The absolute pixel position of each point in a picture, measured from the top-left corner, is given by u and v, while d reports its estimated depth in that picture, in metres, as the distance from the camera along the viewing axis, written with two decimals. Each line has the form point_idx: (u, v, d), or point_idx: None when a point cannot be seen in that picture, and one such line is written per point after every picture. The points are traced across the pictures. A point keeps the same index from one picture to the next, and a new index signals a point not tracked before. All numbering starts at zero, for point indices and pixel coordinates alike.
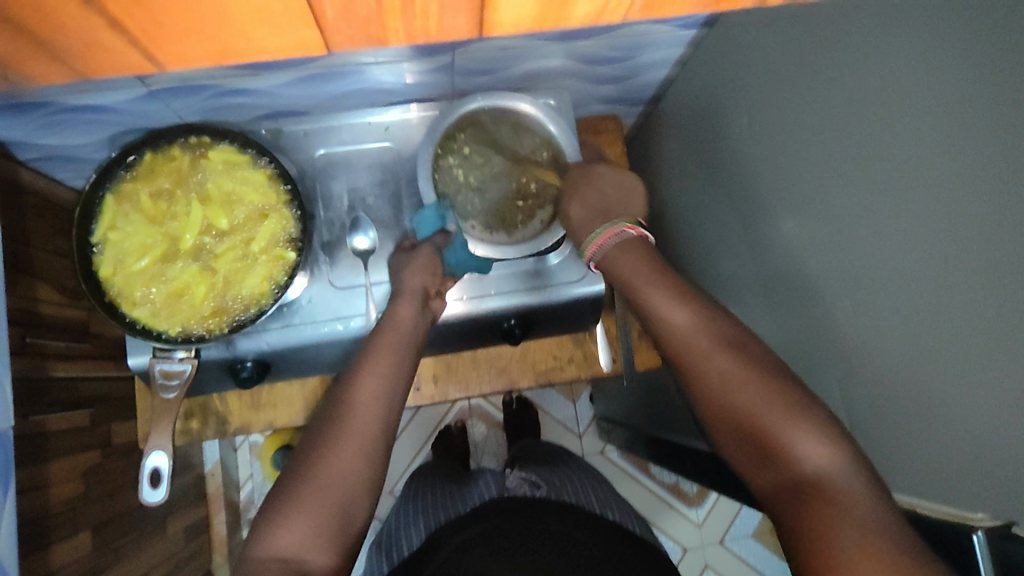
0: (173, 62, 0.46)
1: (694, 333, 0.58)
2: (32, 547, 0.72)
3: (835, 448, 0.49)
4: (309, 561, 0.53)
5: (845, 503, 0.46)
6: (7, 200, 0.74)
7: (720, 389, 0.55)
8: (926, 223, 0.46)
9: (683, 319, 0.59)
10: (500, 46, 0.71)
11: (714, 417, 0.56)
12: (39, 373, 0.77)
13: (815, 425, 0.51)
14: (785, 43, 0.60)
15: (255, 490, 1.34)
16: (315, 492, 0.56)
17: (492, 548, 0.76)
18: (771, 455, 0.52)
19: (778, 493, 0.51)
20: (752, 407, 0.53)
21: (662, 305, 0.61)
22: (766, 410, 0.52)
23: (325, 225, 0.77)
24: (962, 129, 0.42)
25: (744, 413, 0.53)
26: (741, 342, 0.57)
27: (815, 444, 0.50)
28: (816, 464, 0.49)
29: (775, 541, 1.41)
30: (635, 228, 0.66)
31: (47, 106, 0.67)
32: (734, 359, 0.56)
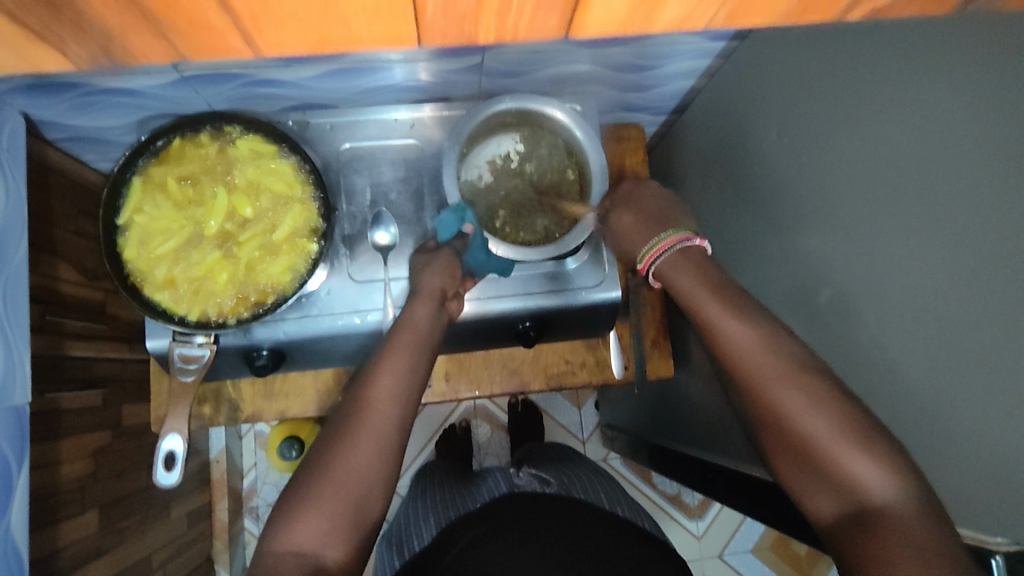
0: (269, 47, 0.43)
1: (756, 352, 0.57)
2: (40, 523, 0.72)
3: (903, 479, 0.48)
4: (326, 556, 0.54)
5: (903, 536, 0.45)
6: (34, 177, 0.75)
7: (786, 413, 0.54)
8: (955, 247, 0.46)
9: (739, 336, 0.58)
10: (530, 49, 0.71)
11: (777, 439, 0.55)
12: (56, 351, 0.77)
13: (875, 454, 0.49)
14: (816, 60, 0.60)
15: (257, 479, 1.34)
16: (333, 486, 0.57)
17: (503, 543, 0.77)
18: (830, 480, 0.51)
19: (840, 519, 0.50)
20: (809, 433, 0.52)
21: (722, 324, 0.60)
22: (835, 441, 0.51)
23: (346, 218, 0.77)
24: (994, 155, 0.42)
25: (812, 441, 0.52)
26: (803, 364, 0.55)
27: (875, 474, 0.49)
28: (880, 490, 0.48)
29: (775, 557, 1.41)
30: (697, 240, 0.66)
31: (80, 87, 0.67)
32: (796, 383, 0.54)
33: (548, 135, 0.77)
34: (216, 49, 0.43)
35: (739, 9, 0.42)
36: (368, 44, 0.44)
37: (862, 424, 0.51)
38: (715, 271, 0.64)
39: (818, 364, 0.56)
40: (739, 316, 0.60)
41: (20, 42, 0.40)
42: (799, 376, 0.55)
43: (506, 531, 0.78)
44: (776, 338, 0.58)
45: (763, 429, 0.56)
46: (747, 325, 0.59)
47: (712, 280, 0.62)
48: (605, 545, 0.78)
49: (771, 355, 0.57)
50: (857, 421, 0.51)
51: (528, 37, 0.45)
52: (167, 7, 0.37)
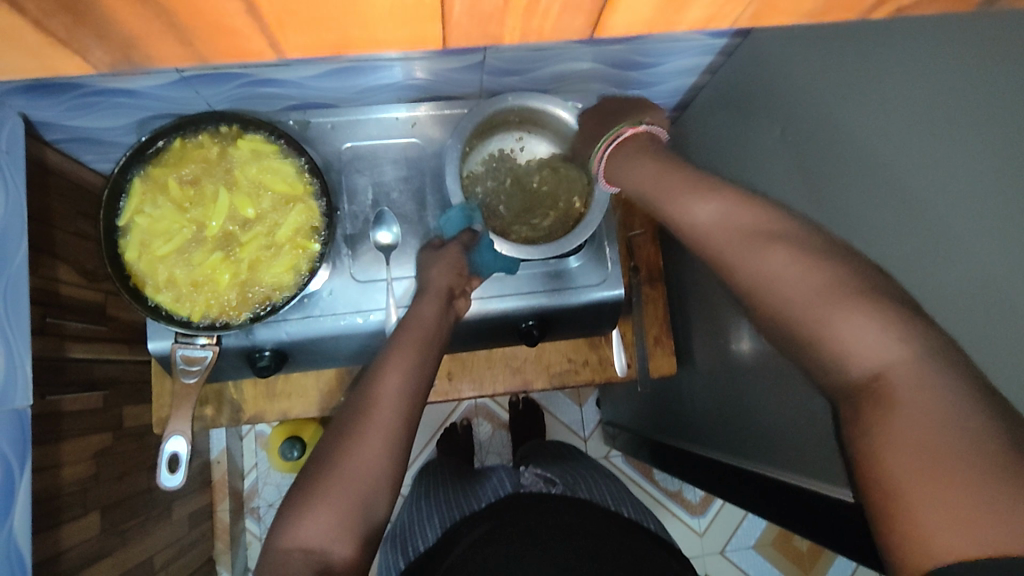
0: (288, 51, 0.43)
1: (729, 225, 0.50)
2: (42, 526, 0.72)
3: (898, 336, 0.39)
4: (333, 553, 0.54)
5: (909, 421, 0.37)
6: (33, 179, 0.74)
7: (767, 285, 0.46)
8: (962, 244, 0.46)
9: (711, 212, 0.51)
10: (532, 47, 0.71)
11: (768, 321, 0.47)
12: (56, 353, 0.77)
13: (864, 312, 0.41)
14: (819, 58, 0.60)
15: (259, 479, 1.34)
16: (340, 484, 0.57)
17: (504, 544, 0.77)
18: (816, 350, 0.43)
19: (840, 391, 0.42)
20: (783, 303, 0.45)
21: (687, 205, 0.53)
22: (814, 302, 0.43)
23: (348, 218, 0.77)
24: (1004, 152, 0.42)
25: (788, 312, 0.44)
26: (774, 226, 0.48)
27: (868, 334, 0.40)
28: (877, 349, 0.39)
29: (777, 553, 1.41)
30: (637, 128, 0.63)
31: (79, 89, 0.67)
32: (794, 257, 0.45)
33: (548, 134, 0.77)
34: (235, 54, 0.42)
35: (762, 10, 0.43)
36: (389, 46, 0.44)
37: (841, 271, 0.43)
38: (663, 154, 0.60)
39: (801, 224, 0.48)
40: (701, 193, 0.52)
41: (34, 50, 0.40)
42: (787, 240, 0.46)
43: (505, 534, 0.78)
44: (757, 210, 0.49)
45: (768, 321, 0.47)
46: (710, 202, 0.51)
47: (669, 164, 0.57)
48: (605, 548, 0.78)
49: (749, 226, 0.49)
50: (827, 274, 0.43)
51: (552, 39, 0.45)
52: (187, 13, 0.37)
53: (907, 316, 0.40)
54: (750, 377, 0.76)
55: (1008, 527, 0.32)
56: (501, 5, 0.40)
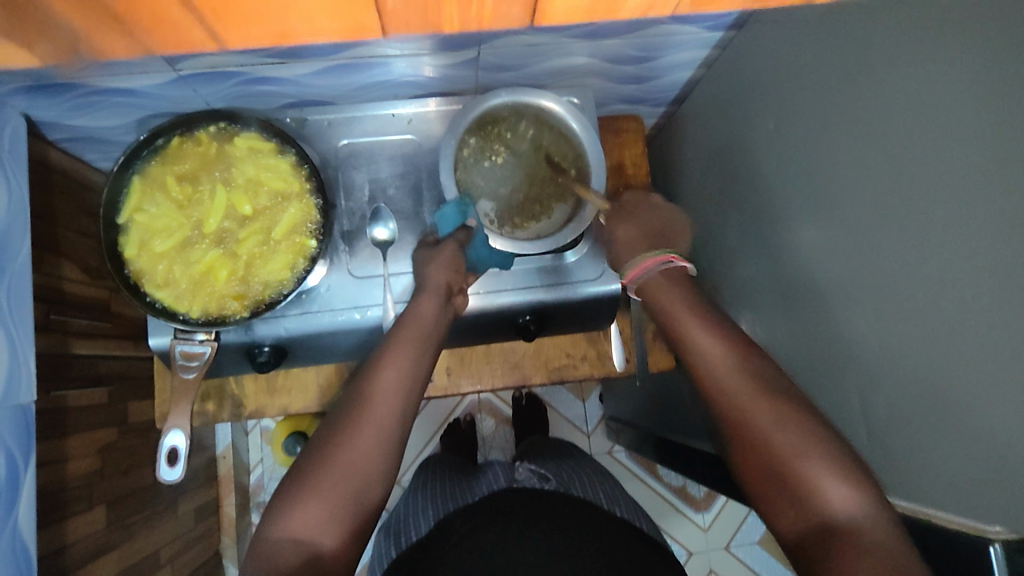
0: (235, 38, 0.45)
1: (732, 363, 0.60)
2: (49, 519, 0.74)
3: (859, 494, 0.50)
4: (324, 546, 0.55)
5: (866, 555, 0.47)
6: (35, 179, 0.75)
7: (755, 432, 0.56)
8: (952, 234, 0.45)
9: (710, 344, 0.61)
10: (527, 42, 0.71)
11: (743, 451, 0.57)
12: (62, 349, 0.78)
13: (836, 466, 0.52)
14: (813, 48, 0.60)
15: (265, 475, 1.35)
16: (332, 477, 0.57)
17: (496, 540, 0.77)
18: (789, 487, 0.53)
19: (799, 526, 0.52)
20: (774, 444, 0.54)
21: (698, 330, 0.63)
22: (790, 455, 0.53)
23: (345, 214, 0.78)
24: (995, 140, 0.42)
25: (767, 451, 0.55)
26: (766, 374, 0.59)
27: (834, 484, 0.51)
28: (836, 497, 0.50)
29: (782, 548, 1.41)
30: (677, 259, 0.67)
31: (78, 88, 0.68)
32: (779, 419, 0.55)
33: (524, 125, 0.76)
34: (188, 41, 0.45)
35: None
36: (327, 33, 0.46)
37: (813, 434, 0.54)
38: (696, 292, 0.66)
39: (785, 382, 0.58)
40: (713, 332, 0.62)
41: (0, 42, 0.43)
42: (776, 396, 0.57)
43: (496, 530, 0.79)
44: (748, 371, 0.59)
45: (738, 446, 0.57)
46: (719, 339, 0.61)
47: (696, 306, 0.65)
48: (596, 538, 0.79)
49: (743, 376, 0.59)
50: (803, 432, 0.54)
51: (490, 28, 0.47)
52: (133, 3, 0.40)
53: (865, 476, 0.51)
54: None
55: None
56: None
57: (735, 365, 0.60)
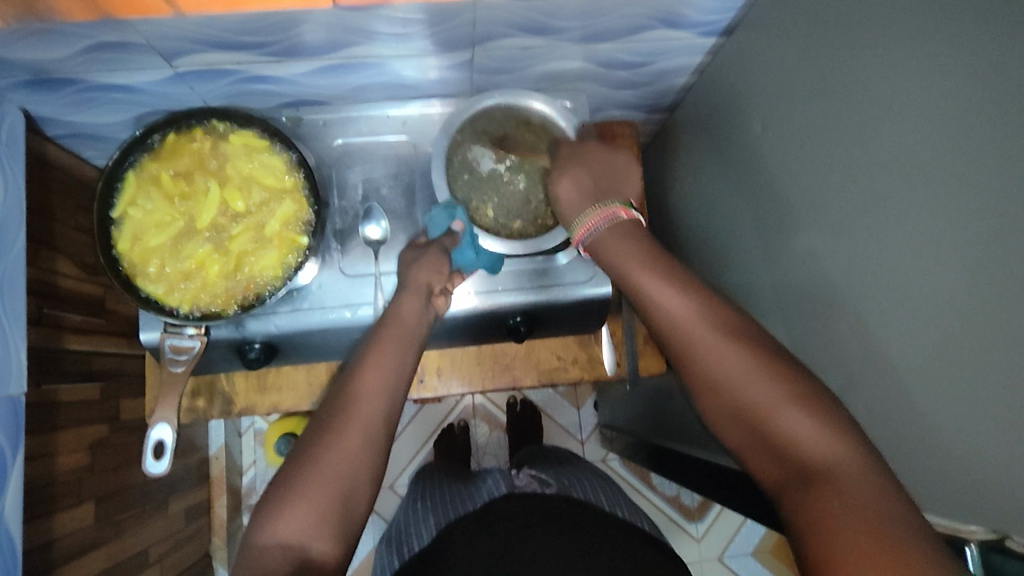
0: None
1: (694, 317, 0.56)
2: (35, 513, 0.74)
3: (836, 434, 0.47)
4: (313, 548, 0.54)
5: (852, 497, 0.44)
6: (32, 174, 0.76)
7: (721, 385, 0.53)
8: (935, 234, 0.46)
9: (672, 299, 0.57)
10: (520, 45, 0.72)
11: (719, 409, 0.53)
12: (54, 344, 0.79)
13: (811, 413, 0.49)
14: (801, 54, 0.61)
15: (257, 477, 1.34)
16: (322, 478, 0.56)
17: (502, 544, 0.77)
18: (769, 440, 0.50)
19: (785, 476, 0.49)
20: (746, 397, 0.51)
21: (654, 287, 0.58)
22: (758, 402, 0.51)
23: (338, 213, 0.78)
24: (976, 140, 0.42)
25: (740, 403, 0.51)
26: (729, 324, 0.55)
27: (812, 431, 0.48)
28: (816, 443, 0.47)
29: (775, 560, 1.40)
30: (624, 211, 0.64)
31: (75, 82, 0.69)
32: (740, 366, 0.52)
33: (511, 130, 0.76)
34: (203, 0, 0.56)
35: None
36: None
37: (783, 382, 0.51)
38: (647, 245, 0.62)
39: (754, 327, 0.55)
40: (673, 284, 0.58)
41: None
42: (738, 341, 0.54)
43: (501, 534, 0.78)
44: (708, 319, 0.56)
45: (708, 400, 0.54)
46: (680, 293, 0.57)
47: (648, 253, 0.61)
48: (601, 544, 0.78)
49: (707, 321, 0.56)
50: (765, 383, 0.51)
51: None
52: None
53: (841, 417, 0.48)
54: None
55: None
56: None
57: (697, 311, 0.56)
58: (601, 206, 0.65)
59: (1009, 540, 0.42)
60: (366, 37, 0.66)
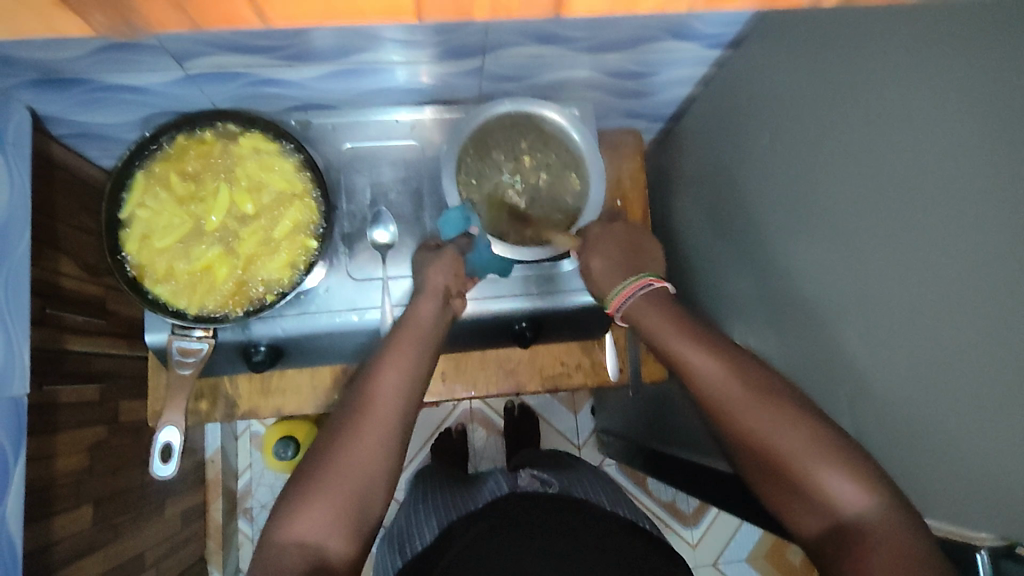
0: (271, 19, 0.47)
1: (730, 384, 0.57)
2: (35, 515, 0.73)
3: (872, 493, 0.50)
4: (329, 549, 0.54)
5: (891, 556, 0.47)
6: (37, 173, 0.76)
7: (761, 442, 0.55)
8: (940, 247, 0.47)
9: (707, 364, 0.59)
10: (530, 53, 0.73)
11: (758, 474, 0.56)
12: (55, 345, 0.78)
13: (847, 472, 0.51)
14: (806, 67, 0.62)
15: (253, 480, 1.33)
16: (338, 481, 0.57)
17: (507, 542, 0.77)
18: (808, 500, 0.53)
19: (825, 537, 0.52)
20: (783, 459, 0.54)
21: (688, 356, 0.60)
22: (799, 457, 0.53)
23: (346, 216, 0.78)
24: (980, 155, 0.43)
25: (778, 466, 0.54)
26: (764, 388, 0.57)
27: (847, 491, 0.51)
28: (854, 505, 0.51)
29: (768, 566, 1.41)
30: (658, 282, 0.66)
31: (85, 82, 0.68)
32: (785, 424, 0.54)
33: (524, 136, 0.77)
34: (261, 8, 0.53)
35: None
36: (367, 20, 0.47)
37: (831, 439, 0.53)
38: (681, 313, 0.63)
39: (790, 382, 0.58)
40: (707, 347, 0.60)
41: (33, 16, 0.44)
42: (772, 404, 0.56)
43: (505, 531, 0.78)
44: (748, 375, 0.58)
45: (744, 459, 0.57)
46: (712, 357, 0.59)
47: (678, 317, 0.63)
48: (604, 543, 0.78)
49: (736, 377, 0.58)
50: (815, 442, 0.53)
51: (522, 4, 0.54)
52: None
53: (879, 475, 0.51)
54: None
55: None
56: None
57: (730, 373, 0.58)
58: (630, 279, 0.67)
59: (1019, 548, 0.43)
60: (377, 42, 0.67)
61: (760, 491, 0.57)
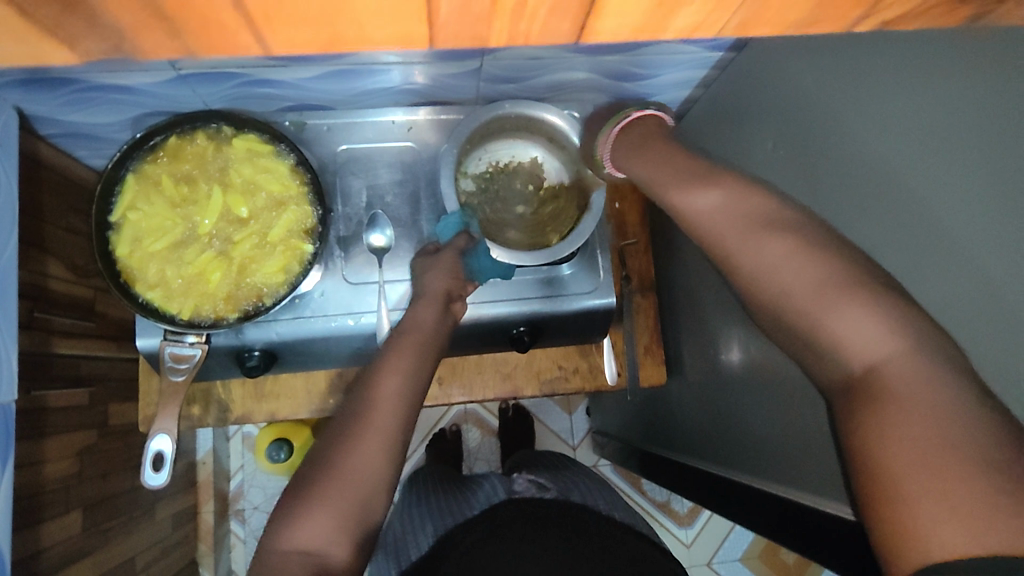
0: (279, 46, 0.45)
1: (728, 215, 0.53)
2: (23, 522, 0.71)
3: (889, 332, 0.43)
4: (330, 557, 0.53)
5: (906, 405, 0.40)
6: (24, 174, 0.74)
7: (773, 279, 0.49)
8: (947, 258, 0.46)
9: (712, 204, 0.54)
10: (530, 55, 0.71)
11: (768, 319, 0.51)
12: (44, 349, 0.77)
13: (862, 309, 0.44)
14: (806, 73, 0.61)
15: (245, 481, 1.32)
16: (339, 488, 0.55)
17: (503, 552, 0.76)
18: (818, 346, 0.47)
19: (839, 382, 0.45)
20: (789, 304, 0.48)
21: (692, 195, 0.56)
22: (807, 296, 0.47)
23: (342, 219, 0.77)
24: (985, 169, 0.42)
25: (784, 308, 0.48)
26: (771, 218, 0.51)
27: (861, 330, 0.43)
28: (865, 346, 0.43)
29: (762, 566, 1.41)
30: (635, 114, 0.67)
31: (74, 83, 0.67)
32: (792, 251, 0.48)
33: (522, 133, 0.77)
34: (229, 47, 0.45)
35: (749, 19, 0.47)
36: (380, 44, 0.46)
37: (854, 272, 0.46)
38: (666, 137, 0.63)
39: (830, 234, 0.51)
40: (708, 185, 0.55)
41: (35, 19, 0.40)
42: (782, 232, 0.50)
43: (500, 538, 0.78)
44: (757, 200, 0.52)
45: (756, 306, 0.51)
46: (715, 195, 0.54)
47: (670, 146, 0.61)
48: (603, 552, 0.78)
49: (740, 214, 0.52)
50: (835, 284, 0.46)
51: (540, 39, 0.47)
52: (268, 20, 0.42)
53: (905, 309, 0.43)
54: (739, 390, 0.76)
55: (970, 515, 0.35)
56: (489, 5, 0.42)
57: (732, 203, 0.53)
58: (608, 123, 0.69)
59: None
60: None
61: (779, 338, 0.51)
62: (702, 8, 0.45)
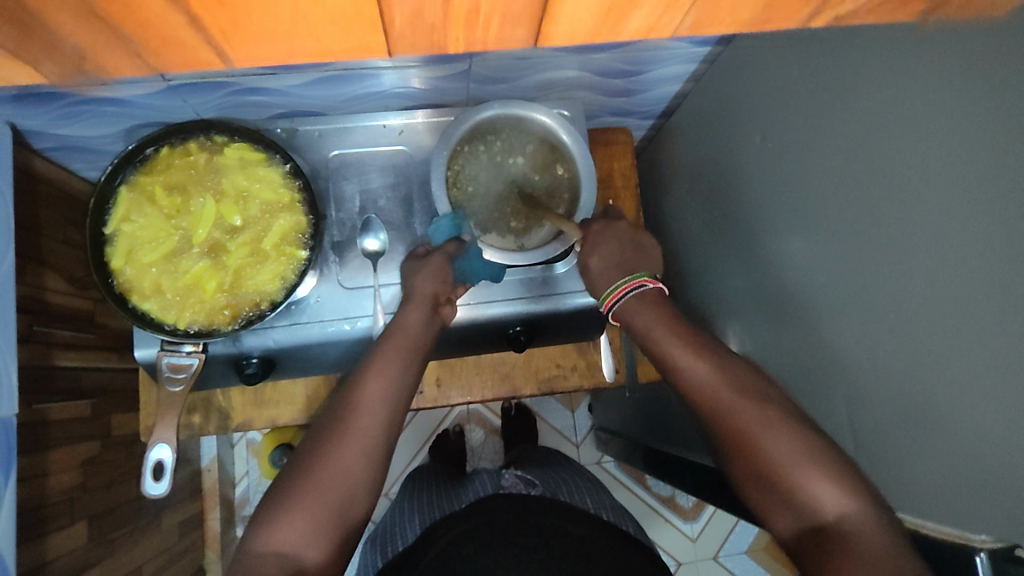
0: (238, 60, 0.46)
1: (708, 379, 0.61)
2: (28, 536, 0.72)
3: (856, 503, 0.51)
4: (306, 559, 0.53)
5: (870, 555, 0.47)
6: (20, 188, 0.74)
7: (751, 441, 0.56)
8: (936, 246, 0.45)
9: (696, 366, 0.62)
10: (517, 55, 0.72)
11: (739, 476, 0.57)
12: (44, 362, 0.77)
13: (831, 477, 0.52)
14: (794, 65, 0.61)
15: (250, 488, 1.33)
16: (316, 489, 0.56)
17: (483, 544, 0.77)
18: (787, 500, 0.54)
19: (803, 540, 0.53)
20: (768, 462, 0.55)
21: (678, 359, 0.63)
22: (785, 463, 0.54)
23: (336, 225, 0.78)
24: (970, 155, 0.42)
25: (761, 469, 0.55)
26: (753, 389, 0.59)
27: (832, 496, 0.51)
28: (837, 510, 0.51)
29: (769, 559, 1.41)
30: (651, 282, 0.68)
31: (65, 97, 0.67)
32: (768, 423, 0.56)
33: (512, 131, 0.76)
34: (191, 63, 0.45)
35: (703, 18, 0.45)
36: (340, 55, 0.46)
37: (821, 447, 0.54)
38: (670, 311, 0.66)
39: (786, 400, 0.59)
40: (692, 350, 0.63)
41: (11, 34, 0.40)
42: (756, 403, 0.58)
43: (481, 533, 0.78)
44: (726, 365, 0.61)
45: (728, 459, 0.58)
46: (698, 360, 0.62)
47: (669, 315, 0.65)
48: (584, 546, 0.78)
49: (716, 375, 0.61)
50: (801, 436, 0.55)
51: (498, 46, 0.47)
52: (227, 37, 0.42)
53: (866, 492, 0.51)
54: None
55: None
56: (442, 15, 0.42)
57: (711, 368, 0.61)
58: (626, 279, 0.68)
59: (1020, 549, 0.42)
60: None
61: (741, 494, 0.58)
62: (652, 12, 0.43)
